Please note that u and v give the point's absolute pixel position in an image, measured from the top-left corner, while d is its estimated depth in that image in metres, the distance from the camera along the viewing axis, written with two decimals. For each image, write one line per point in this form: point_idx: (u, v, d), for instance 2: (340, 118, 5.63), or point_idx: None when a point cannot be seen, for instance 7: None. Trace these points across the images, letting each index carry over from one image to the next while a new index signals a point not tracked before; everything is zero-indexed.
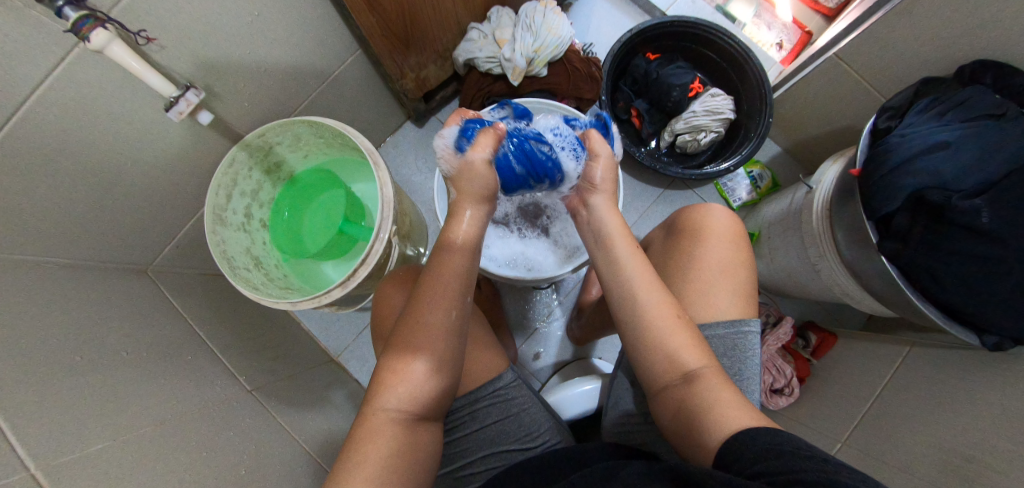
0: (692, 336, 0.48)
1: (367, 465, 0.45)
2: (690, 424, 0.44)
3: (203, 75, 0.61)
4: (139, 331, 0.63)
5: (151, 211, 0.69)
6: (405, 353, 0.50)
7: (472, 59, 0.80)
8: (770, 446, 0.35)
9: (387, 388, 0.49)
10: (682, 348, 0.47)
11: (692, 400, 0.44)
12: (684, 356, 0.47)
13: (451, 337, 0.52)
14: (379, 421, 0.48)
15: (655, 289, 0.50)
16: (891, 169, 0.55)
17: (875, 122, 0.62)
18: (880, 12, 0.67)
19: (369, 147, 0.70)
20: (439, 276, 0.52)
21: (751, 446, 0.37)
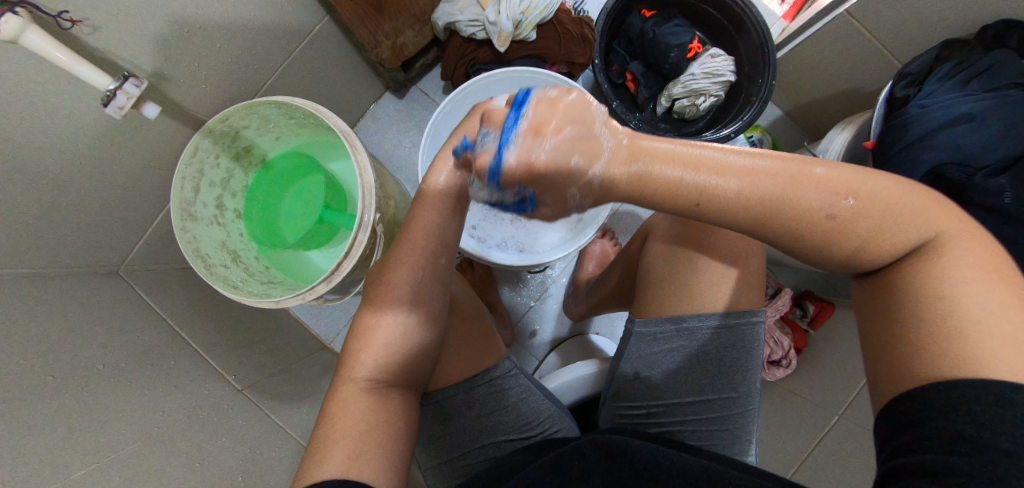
0: (878, 215, 0.36)
1: (347, 440, 0.43)
2: (917, 338, 0.34)
3: (150, 57, 0.54)
4: (117, 340, 0.60)
5: (113, 209, 0.63)
6: (372, 318, 0.49)
7: (453, 23, 0.72)
8: (958, 433, 0.30)
9: (354, 358, 0.48)
10: (875, 236, 0.36)
11: (917, 302, 0.35)
12: (881, 245, 0.36)
13: (418, 300, 0.49)
14: (349, 393, 0.46)
15: (792, 186, 0.37)
16: (911, 143, 0.53)
17: (892, 89, 0.58)
18: None
19: (345, 129, 0.64)
20: (406, 242, 0.49)
21: (939, 417, 0.31)
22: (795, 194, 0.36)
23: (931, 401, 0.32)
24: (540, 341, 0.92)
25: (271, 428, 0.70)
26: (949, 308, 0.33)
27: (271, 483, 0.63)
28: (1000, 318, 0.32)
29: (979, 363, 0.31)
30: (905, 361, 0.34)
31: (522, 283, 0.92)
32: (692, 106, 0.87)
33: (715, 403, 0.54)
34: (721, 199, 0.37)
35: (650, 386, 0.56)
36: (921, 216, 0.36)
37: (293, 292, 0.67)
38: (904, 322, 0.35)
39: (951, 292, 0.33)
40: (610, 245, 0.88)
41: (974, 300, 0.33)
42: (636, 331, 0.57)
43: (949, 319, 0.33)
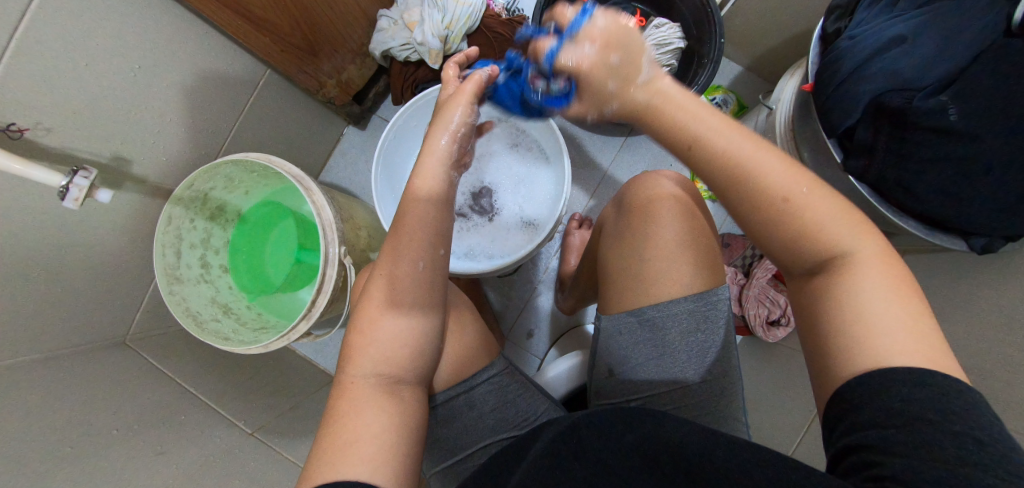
0: (815, 223, 0.36)
1: (361, 441, 0.43)
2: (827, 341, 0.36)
3: (105, 143, 0.58)
4: (129, 405, 0.64)
5: (108, 285, 0.69)
6: (372, 314, 0.50)
7: (387, 50, 0.74)
8: (875, 421, 0.31)
9: (357, 358, 0.49)
10: (801, 238, 0.37)
11: (831, 307, 0.36)
12: (800, 246, 0.37)
13: (413, 295, 0.50)
14: (359, 390, 0.47)
15: (766, 171, 0.37)
16: (846, 77, 0.50)
17: (823, 27, 0.55)
18: None
19: (297, 173, 0.67)
20: (397, 236, 0.51)
21: (873, 400, 0.32)
22: (763, 171, 0.37)
23: (851, 387, 0.33)
24: (538, 341, 0.92)
25: (289, 465, 0.73)
26: (856, 310, 0.35)
27: None
28: (914, 341, 0.33)
29: (890, 364, 0.32)
30: (829, 363, 0.36)
31: (509, 287, 0.93)
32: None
33: (695, 385, 0.53)
34: (706, 153, 0.38)
35: (624, 381, 0.56)
36: (845, 237, 0.36)
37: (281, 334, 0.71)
38: (820, 330, 0.37)
39: (863, 302, 0.35)
40: (587, 232, 0.86)
41: (874, 308, 0.34)
42: (603, 327, 0.59)
43: (849, 323, 0.35)
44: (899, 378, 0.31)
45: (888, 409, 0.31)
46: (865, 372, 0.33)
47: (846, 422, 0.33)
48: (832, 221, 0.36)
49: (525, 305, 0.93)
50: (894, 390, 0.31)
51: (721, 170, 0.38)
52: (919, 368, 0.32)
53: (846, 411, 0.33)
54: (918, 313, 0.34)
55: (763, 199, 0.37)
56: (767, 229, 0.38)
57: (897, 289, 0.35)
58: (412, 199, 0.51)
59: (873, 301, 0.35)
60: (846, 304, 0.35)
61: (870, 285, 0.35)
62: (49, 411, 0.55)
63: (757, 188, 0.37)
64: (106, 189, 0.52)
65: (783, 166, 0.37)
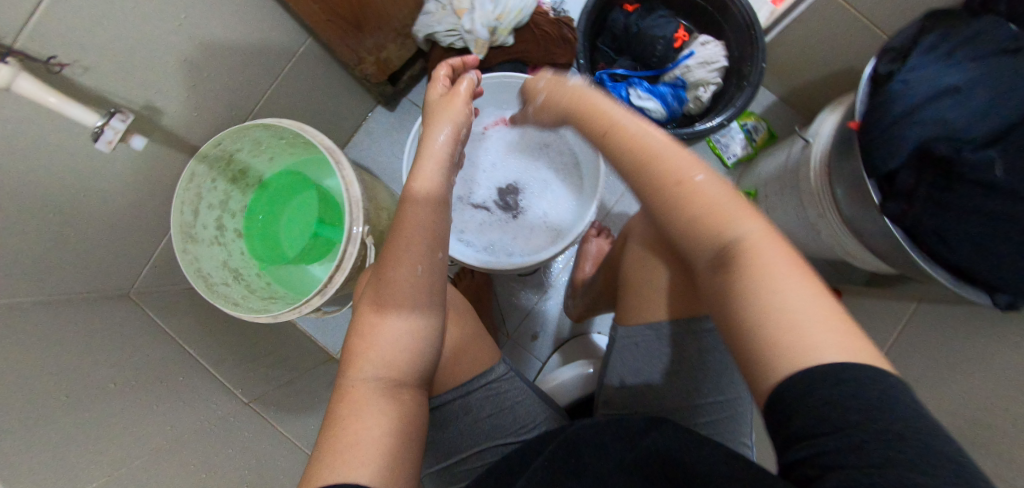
0: (711, 204, 0.38)
1: (360, 443, 0.42)
2: (737, 335, 0.34)
3: (141, 92, 0.57)
4: (128, 360, 0.63)
5: (121, 235, 0.67)
6: (370, 319, 0.51)
7: (432, 34, 0.73)
8: (812, 432, 0.28)
9: (357, 360, 0.49)
10: (701, 220, 0.37)
11: (736, 296, 0.34)
12: (701, 230, 0.37)
13: (411, 298, 0.51)
14: (358, 392, 0.47)
15: (669, 149, 0.40)
16: (895, 120, 0.50)
17: (875, 67, 0.55)
18: None
19: (330, 146, 0.67)
20: (394, 247, 0.52)
21: (811, 409, 0.29)
22: (665, 150, 0.40)
23: (783, 389, 0.30)
24: (542, 343, 0.92)
25: (277, 439, 0.73)
26: (757, 287, 0.33)
27: None
28: (826, 327, 0.31)
29: (813, 361, 0.30)
30: (750, 360, 0.33)
31: (519, 286, 0.93)
32: (693, 99, 0.87)
33: (704, 409, 0.52)
34: (620, 135, 0.42)
35: (633, 396, 0.55)
36: (741, 220, 0.37)
37: (290, 305, 0.70)
38: (732, 323, 0.34)
39: (767, 286, 0.33)
40: (605, 242, 0.86)
41: (780, 291, 0.33)
42: (619, 337, 0.58)
43: (754, 309, 0.33)
44: (833, 376, 0.29)
45: (828, 414, 0.28)
46: (792, 370, 0.30)
47: (791, 434, 0.29)
48: (730, 206, 0.37)
49: (534, 307, 0.92)
50: (830, 392, 0.28)
51: (623, 144, 0.41)
52: (844, 363, 0.30)
53: (782, 423, 0.30)
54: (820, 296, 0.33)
55: (663, 171, 0.39)
56: (672, 210, 0.39)
57: (798, 272, 0.34)
58: (410, 197, 0.53)
59: (782, 282, 0.33)
60: (750, 289, 0.33)
61: (775, 269, 0.34)
62: (50, 357, 0.54)
63: (648, 165, 0.40)
64: (140, 135, 0.51)
65: (670, 146, 0.40)
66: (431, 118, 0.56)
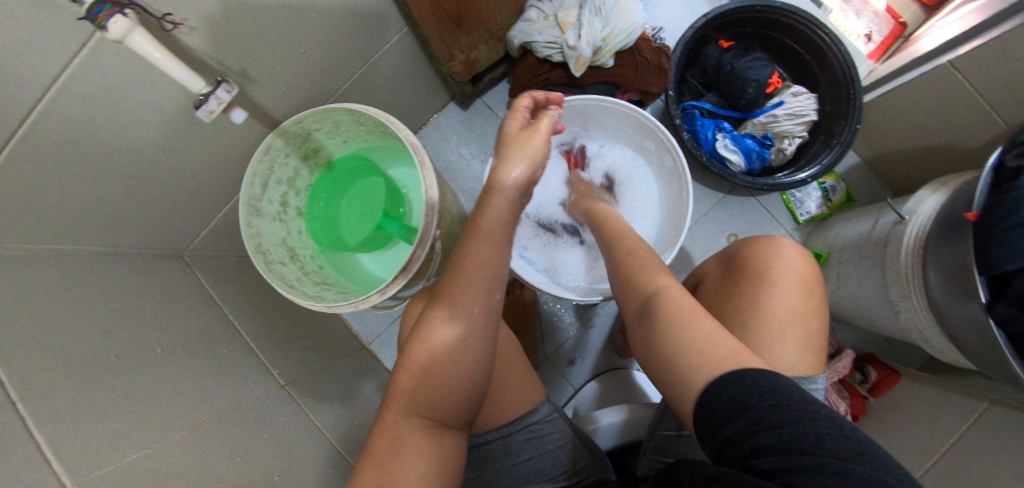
0: (655, 267, 0.54)
1: (397, 485, 0.43)
2: (673, 369, 0.44)
3: (237, 59, 0.55)
4: (174, 325, 0.62)
5: (188, 197, 0.66)
6: (416, 363, 0.49)
7: (529, 43, 0.71)
8: (752, 424, 0.34)
9: (401, 394, 0.48)
10: (643, 277, 0.53)
11: (670, 337, 0.46)
12: (643, 286, 0.52)
13: (465, 349, 0.49)
14: (398, 431, 0.46)
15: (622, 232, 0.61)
16: (1019, 223, 0.48)
17: (999, 158, 0.53)
18: (1001, 26, 0.59)
19: (414, 142, 0.65)
20: (456, 294, 0.49)
21: (726, 408, 0.37)
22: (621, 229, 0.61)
23: (710, 396, 0.39)
24: (579, 369, 0.90)
25: (310, 427, 0.69)
26: (677, 329, 0.46)
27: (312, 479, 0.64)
28: (733, 353, 0.41)
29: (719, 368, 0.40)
30: (683, 378, 0.42)
31: (564, 309, 0.91)
32: (777, 150, 0.85)
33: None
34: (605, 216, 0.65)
35: (687, 442, 0.56)
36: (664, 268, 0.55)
37: (345, 295, 0.68)
38: (669, 358, 0.45)
39: (692, 326, 0.45)
40: None
41: (693, 328, 0.45)
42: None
43: (685, 343, 0.44)
44: (745, 385, 0.37)
45: (741, 414, 0.35)
46: (716, 376, 0.40)
47: (722, 436, 0.36)
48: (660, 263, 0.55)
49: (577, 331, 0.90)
50: (742, 387, 0.37)
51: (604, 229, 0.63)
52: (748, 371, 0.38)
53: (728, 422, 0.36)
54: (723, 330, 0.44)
55: (626, 255, 0.57)
56: (625, 281, 0.55)
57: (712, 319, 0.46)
58: (496, 185, 0.53)
59: (701, 326, 0.45)
60: (668, 327, 0.46)
61: (696, 315, 0.46)
62: (93, 320, 0.52)
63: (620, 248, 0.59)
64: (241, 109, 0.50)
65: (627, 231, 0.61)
66: (509, 154, 0.55)
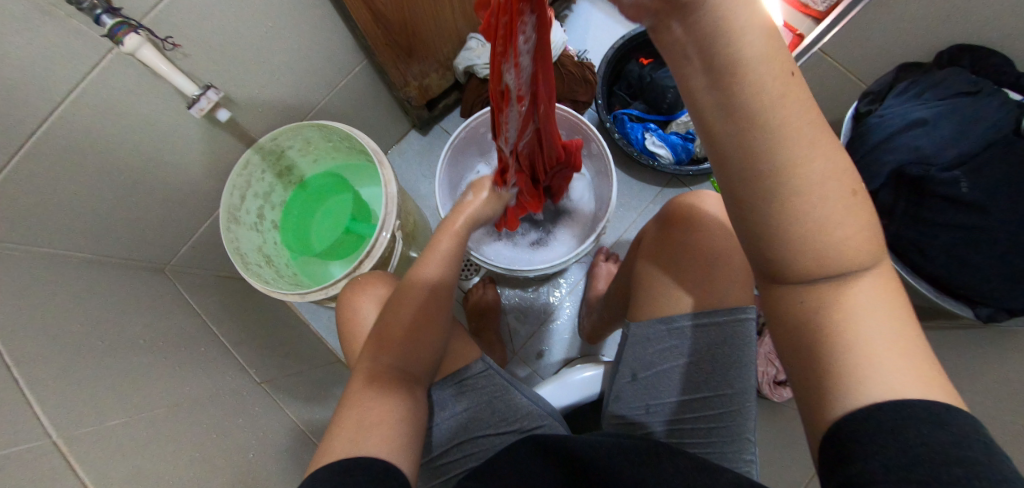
0: (862, 218, 0.29)
1: (378, 426, 0.44)
2: (832, 369, 0.31)
3: (221, 81, 0.66)
4: (157, 322, 0.66)
5: (171, 210, 0.74)
6: (370, 359, 0.51)
7: (471, 66, 0.86)
8: (922, 457, 0.28)
9: (366, 367, 0.50)
10: (854, 244, 0.29)
11: (848, 334, 0.30)
12: (856, 255, 0.29)
13: (414, 338, 0.52)
14: (367, 393, 0.47)
15: (816, 149, 0.27)
16: (872, 148, 0.59)
17: (857, 107, 0.65)
18: (856, 10, 0.69)
19: (374, 147, 0.74)
20: (402, 297, 0.54)
21: (880, 453, 0.29)
22: (816, 148, 0.27)
23: (847, 427, 0.30)
24: (547, 361, 0.97)
25: (284, 420, 0.73)
26: (842, 326, 0.30)
27: (288, 461, 0.67)
28: (903, 368, 0.30)
29: (893, 395, 0.30)
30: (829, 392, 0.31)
31: (528, 305, 1.00)
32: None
33: (703, 402, 0.57)
34: (778, 106, 0.27)
35: (646, 388, 0.59)
36: (851, 238, 0.29)
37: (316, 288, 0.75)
38: (828, 355, 0.31)
39: (866, 324, 0.30)
40: (614, 265, 0.94)
41: (876, 321, 0.30)
42: (631, 334, 0.61)
43: (850, 357, 0.30)
44: (906, 420, 0.29)
45: (897, 456, 0.28)
46: (880, 405, 0.30)
47: (844, 469, 0.30)
48: (847, 231, 0.29)
49: (542, 323, 0.99)
50: (921, 429, 0.28)
51: (774, 133, 0.27)
52: (916, 400, 0.30)
53: (879, 456, 0.29)
54: (903, 328, 0.31)
55: (801, 191, 0.28)
56: (791, 240, 0.29)
57: (886, 292, 0.31)
58: (417, 282, 0.55)
59: (869, 330, 0.30)
60: (853, 323, 0.30)
61: (877, 306, 0.31)
62: (84, 308, 0.57)
63: (805, 208, 0.28)
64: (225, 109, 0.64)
65: (824, 142, 0.28)
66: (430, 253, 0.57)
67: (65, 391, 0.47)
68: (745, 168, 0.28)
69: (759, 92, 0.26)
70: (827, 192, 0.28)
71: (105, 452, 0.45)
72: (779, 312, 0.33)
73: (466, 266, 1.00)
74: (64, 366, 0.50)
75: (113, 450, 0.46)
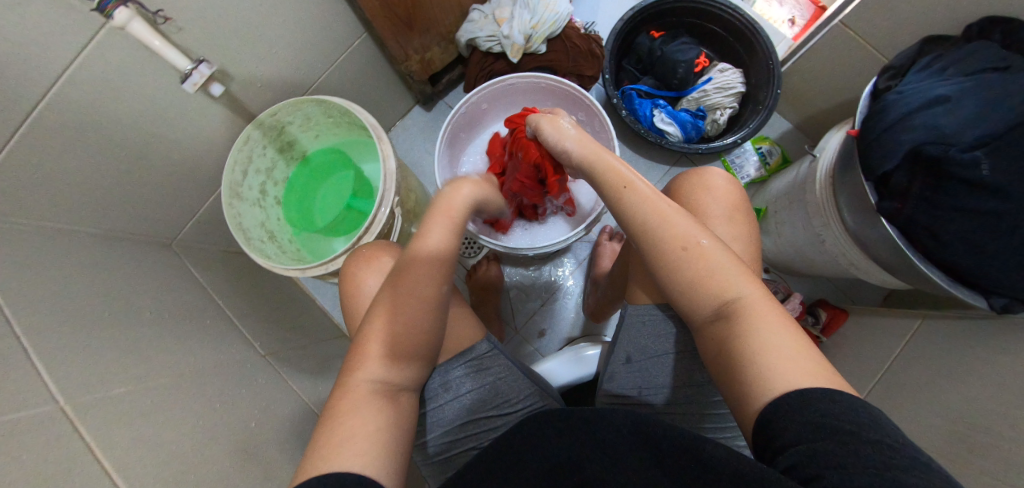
0: (732, 265, 0.46)
1: (361, 432, 0.43)
2: (734, 372, 0.43)
3: (219, 56, 0.65)
4: (163, 295, 0.68)
5: (175, 186, 0.75)
6: (372, 346, 0.49)
7: (472, 39, 0.83)
8: (823, 426, 0.35)
9: (359, 363, 0.48)
10: (724, 278, 0.45)
11: (745, 348, 0.42)
12: (725, 286, 0.45)
13: (418, 322, 0.50)
14: (357, 392, 0.46)
15: (673, 217, 0.48)
16: (889, 126, 0.54)
17: (875, 83, 0.61)
18: None
19: (373, 122, 0.73)
20: (411, 273, 0.51)
21: (796, 424, 0.36)
22: (670, 215, 0.49)
23: (768, 415, 0.38)
24: (549, 340, 0.98)
25: (289, 392, 0.75)
26: (740, 339, 0.42)
27: (291, 433, 0.69)
28: (803, 367, 0.39)
29: (801, 388, 0.38)
30: (745, 388, 0.41)
31: (531, 284, 0.99)
32: (711, 121, 0.93)
33: (703, 390, 0.56)
34: (637, 197, 0.50)
35: (638, 371, 0.59)
36: (714, 275, 0.46)
37: (316, 264, 0.76)
38: (738, 367, 0.42)
39: (756, 335, 0.42)
40: (618, 244, 0.92)
41: (763, 332, 0.42)
42: (627, 315, 0.61)
43: (750, 358, 0.41)
44: (812, 401, 0.37)
45: (812, 425, 0.35)
46: (800, 395, 0.38)
47: (775, 446, 0.36)
48: (708, 269, 0.46)
49: (545, 303, 0.99)
50: (825, 408, 0.36)
51: (647, 217, 0.49)
52: (825, 389, 0.38)
53: (798, 433, 0.35)
54: (795, 340, 0.41)
55: (670, 254, 0.47)
56: (676, 279, 0.47)
57: (779, 316, 0.43)
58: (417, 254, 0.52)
59: (762, 342, 0.41)
60: (738, 335, 0.43)
61: (761, 319, 0.43)
62: (91, 280, 0.59)
63: (675, 253, 0.47)
64: (218, 83, 0.64)
65: (682, 223, 0.48)
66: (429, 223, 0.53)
67: (73, 360, 0.49)
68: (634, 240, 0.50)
69: (627, 188, 0.51)
70: (682, 247, 0.47)
71: (112, 420, 0.47)
72: (707, 348, 0.47)
73: (470, 244, 1.00)
74: (71, 335, 0.51)
75: (119, 418, 0.48)
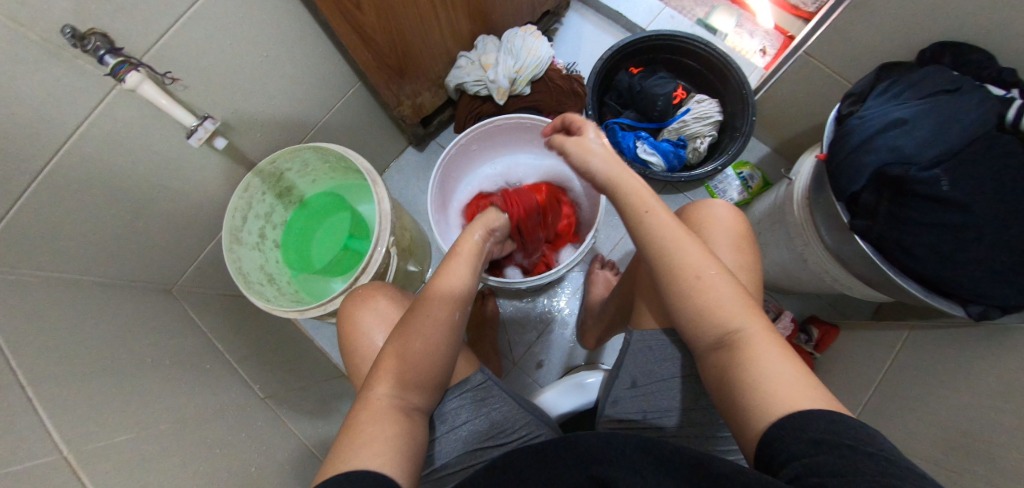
0: (739, 296, 0.48)
1: (377, 441, 0.45)
2: (736, 395, 0.44)
3: (222, 110, 0.69)
4: (164, 341, 0.69)
5: (177, 234, 0.77)
6: (388, 366, 0.51)
7: (460, 83, 0.88)
8: (830, 441, 0.36)
9: (378, 379, 0.50)
10: (731, 307, 0.47)
11: (747, 374, 0.43)
12: (731, 316, 0.47)
13: (434, 349, 0.53)
14: (374, 408, 0.48)
15: (686, 244, 0.50)
16: (853, 149, 0.58)
17: (839, 109, 0.65)
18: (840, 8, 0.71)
19: (368, 167, 0.76)
20: (426, 310, 0.54)
21: (800, 441, 0.37)
22: (683, 243, 0.50)
23: (772, 435, 0.39)
24: (547, 370, 0.98)
25: (288, 433, 0.75)
26: (746, 366, 0.44)
27: (289, 473, 0.68)
28: (809, 396, 0.41)
29: (803, 411, 0.39)
30: (747, 409, 0.42)
31: (527, 316, 1.00)
32: (692, 149, 0.97)
33: (709, 415, 0.57)
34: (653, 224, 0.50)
35: (646, 395, 0.60)
36: (723, 305, 0.47)
37: (314, 304, 0.78)
38: (740, 392, 0.44)
39: (761, 363, 0.43)
40: (611, 273, 0.94)
41: (765, 364, 0.43)
42: (632, 341, 0.61)
43: (755, 384, 0.43)
44: (819, 418, 0.38)
45: (815, 439, 0.36)
46: (807, 414, 0.39)
47: (779, 460, 0.37)
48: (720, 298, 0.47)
49: (542, 333, 0.99)
50: (828, 425, 0.37)
51: (662, 247, 0.50)
52: (827, 413, 0.39)
53: (806, 448, 0.36)
54: (797, 372, 0.43)
55: (688, 280, 0.48)
56: (687, 304, 0.48)
57: (782, 347, 0.45)
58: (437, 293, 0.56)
59: (767, 371, 0.42)
60: (742, 366, 0.44)
61: (766, 350, 0.44)
62: (96, 330, 0.60)
63: (688, 280, 0.48)
64: (221, 136, 0.67)
65: (699, 254, 0.49)
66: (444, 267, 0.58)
67: (78, 409, 0.50)
68: (647, 265, 0.51)
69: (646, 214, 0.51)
70: (692, 275, 0.48)
71: (114, 467, 0.47)
72: (710, 372, 0.48)
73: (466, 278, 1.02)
74: (76, 384, 0.52)
75: (121, 465, 0.48)
